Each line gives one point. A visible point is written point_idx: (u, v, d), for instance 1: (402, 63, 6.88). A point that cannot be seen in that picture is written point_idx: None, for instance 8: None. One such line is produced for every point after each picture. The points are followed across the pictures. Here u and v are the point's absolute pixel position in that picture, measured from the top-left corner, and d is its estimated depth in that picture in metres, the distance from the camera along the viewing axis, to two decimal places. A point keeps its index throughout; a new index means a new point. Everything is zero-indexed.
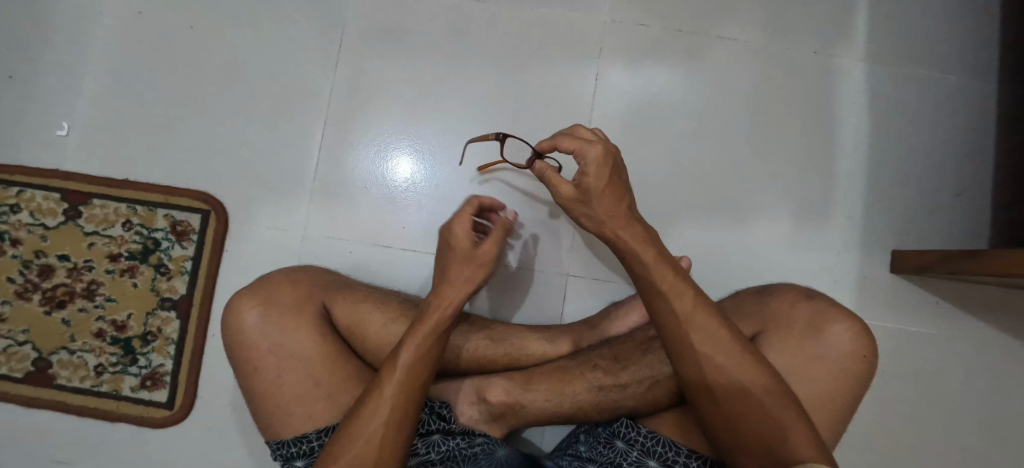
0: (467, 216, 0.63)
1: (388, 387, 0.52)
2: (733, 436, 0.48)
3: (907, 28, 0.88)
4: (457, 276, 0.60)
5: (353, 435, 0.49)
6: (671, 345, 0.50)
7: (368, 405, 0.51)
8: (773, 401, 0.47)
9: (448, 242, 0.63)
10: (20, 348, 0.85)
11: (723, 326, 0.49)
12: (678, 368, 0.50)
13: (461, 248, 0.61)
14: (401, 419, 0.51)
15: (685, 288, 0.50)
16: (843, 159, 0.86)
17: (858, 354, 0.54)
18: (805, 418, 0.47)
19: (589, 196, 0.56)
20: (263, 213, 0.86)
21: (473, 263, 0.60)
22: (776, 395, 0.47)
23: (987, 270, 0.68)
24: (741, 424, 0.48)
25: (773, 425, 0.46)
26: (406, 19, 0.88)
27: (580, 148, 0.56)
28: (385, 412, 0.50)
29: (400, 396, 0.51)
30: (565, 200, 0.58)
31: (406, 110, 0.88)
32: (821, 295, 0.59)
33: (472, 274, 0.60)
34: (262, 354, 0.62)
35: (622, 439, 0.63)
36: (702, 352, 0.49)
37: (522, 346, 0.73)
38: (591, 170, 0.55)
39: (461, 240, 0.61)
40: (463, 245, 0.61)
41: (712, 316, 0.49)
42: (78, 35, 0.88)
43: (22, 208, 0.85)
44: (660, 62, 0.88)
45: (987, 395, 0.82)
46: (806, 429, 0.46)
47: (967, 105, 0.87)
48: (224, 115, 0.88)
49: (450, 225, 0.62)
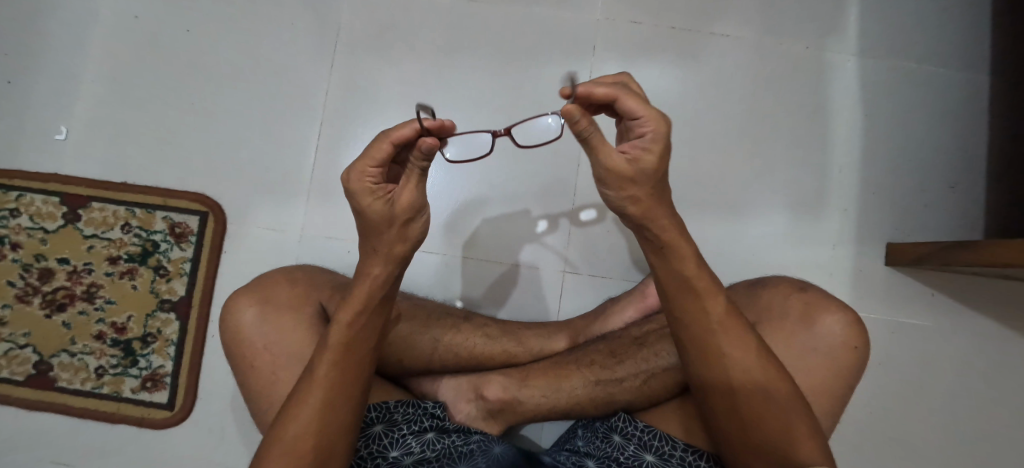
0: (365, 168, 0.46)
1: (317, 387, 0.50)
2: (742, 433, 0.48)
3: (899, 22, 0.89)
4: (370, 239, 0.50)
5: (282, 433, 0.48)
6: (693, 348, 0.48)
7: (296, 404, 0.49)
8: (788, 405, 0.47)
9: (351, 198, 0.48)
10: (21, 352, 0.85)
11: (748, 329, 0.48)
12: (699, 371, 0.49)
13: (371, 205, 0.47)
14: (337, 413, 0.50)
15: (715, 292, 0.47)
16: (837, 152, 0.87)
17: (848, 345, 0.54)
18: (810, 419, 0.47)
19: (644, 176, 0.42)
20: (261, 214, 0.87)
21: (395, 227, 0.48)
22: (791, 399, 0.47)
23: (982, 260, 0.68)
24: (759, 427, 0.47)
25: (780, 423, 0.46)
26: (401, 21, 0.89)
27: (651, 121, 0.42)
28: (319, 408, 0.49)
29: (335, 391, 0.50)
30: (611, 174, 0.42)
31: (400, 110, 0.88)
32: (814, 287, 0.59)
33: (398, 238, 0.49)
34: (256, 352, 0.62)
35: (620, 433, 0.61)
36: (730, 356, 0.47)
37: (519, 342, 0.74)
38: (656, 147, 0.42)
39: (371, 201, 0.47)
40: (378, 208, 0.47)
41: (738, 320, 0.47)
42: (77, 40, 0.89)
43: (22, 213, 0.86)
44: (653, 59, 0.88)
45: (984, 385, 0.82)
46: (811, 430, 0.46)
47: (959, 99, 0.88)
48: (222, 116, 0.89)
49: (347, 172, 0.46)
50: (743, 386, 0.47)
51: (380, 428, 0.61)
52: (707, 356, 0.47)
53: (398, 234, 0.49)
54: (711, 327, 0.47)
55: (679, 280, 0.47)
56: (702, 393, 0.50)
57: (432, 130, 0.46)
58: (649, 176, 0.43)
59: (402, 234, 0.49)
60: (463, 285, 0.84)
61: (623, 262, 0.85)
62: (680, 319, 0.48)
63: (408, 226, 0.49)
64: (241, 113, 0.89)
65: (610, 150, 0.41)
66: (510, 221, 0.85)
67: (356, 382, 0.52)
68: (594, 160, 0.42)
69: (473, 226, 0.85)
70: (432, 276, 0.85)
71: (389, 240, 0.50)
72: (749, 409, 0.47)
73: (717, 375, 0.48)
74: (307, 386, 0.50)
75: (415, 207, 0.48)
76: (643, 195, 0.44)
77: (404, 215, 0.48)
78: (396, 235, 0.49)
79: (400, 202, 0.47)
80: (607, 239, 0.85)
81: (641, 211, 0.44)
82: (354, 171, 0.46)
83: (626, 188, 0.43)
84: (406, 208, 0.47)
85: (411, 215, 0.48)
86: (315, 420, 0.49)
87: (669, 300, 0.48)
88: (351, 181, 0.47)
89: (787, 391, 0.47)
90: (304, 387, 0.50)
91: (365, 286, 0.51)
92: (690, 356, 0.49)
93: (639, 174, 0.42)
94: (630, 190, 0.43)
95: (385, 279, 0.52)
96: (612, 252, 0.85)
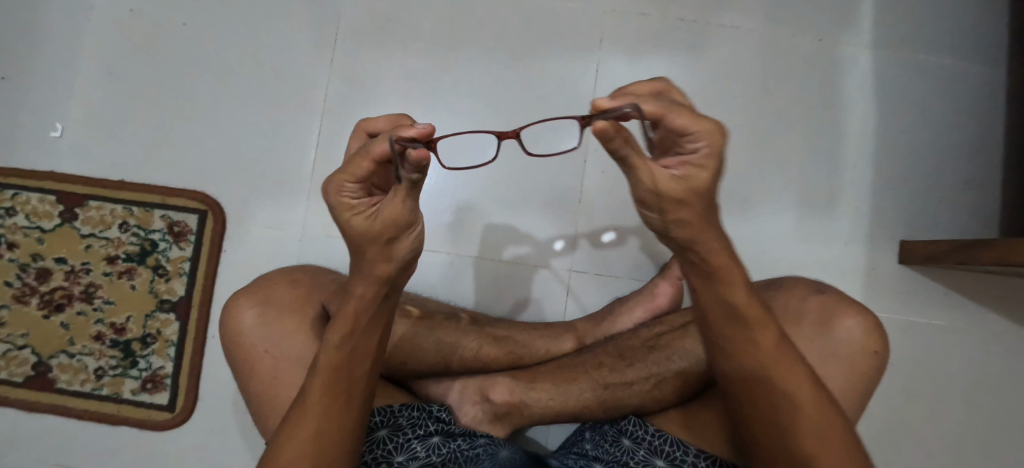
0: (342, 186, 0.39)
1: (312, 408, 0.48)
2: None
3: (914, 12, 0.86)
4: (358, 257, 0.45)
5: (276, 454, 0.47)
6: (739, 374, 0.42)
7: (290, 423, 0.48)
8: (844, 438, 0.41)
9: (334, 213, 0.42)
10: (19, 353, 0.84)
11: (796, 353, 0.42)
12: (744, 400, 0.43)
13: (354, 223, 0.41)
14: (330, 437, 0.48)
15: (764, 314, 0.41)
16: (850, 148, 0.85)
17: (868, 349, 0.53)
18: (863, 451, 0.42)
19: (697, 198, 0.34)
20: (261, 213, 0.85)
21: (378, 245, 0.42)
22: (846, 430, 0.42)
23: (999, 259, 0.66)
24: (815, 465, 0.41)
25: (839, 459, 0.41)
26: (402, 13, 0.87)
27: (706, 135, 0.32)
28: (313, 432, 0.47)
29: (329, 416, 0.48)
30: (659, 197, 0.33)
31: (404, 105, 0.86)
32: (832, 289, 0.58)
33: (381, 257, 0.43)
34: (258, 356, 0.61)
35: (629, 437, 0.60)
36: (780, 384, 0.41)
37: (526, 344, 0.72)
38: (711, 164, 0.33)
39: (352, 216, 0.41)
40: (359, 223, 0.41)
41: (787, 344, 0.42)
42: (72, 34, 0.87)
43: (18, 211, 0.84)
44: (661, 51, 0.86)
45: (998, 385, 0.80)
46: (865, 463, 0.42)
47: (975, 92, 0.85)
48: (221, 112, 0.87)
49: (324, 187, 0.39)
50: (796, 418, 0.41)
51: (384, 433, 0.60)
52: (756, 383, 0.42)
53: (381, 253, 0.43)
54: (756, 353, 0.41)
55: (725, 302, 0.40)
56: (745, 423, 0.44)
57: (416, 139, 0.38)
58: (701, 197, 0.34)
59: (388, 251, 0.43)
60: (468, 286, 0.83)
61: (631, 262, 0.83)
62: (722, 344, 0.42)
63: (397, 242, 0.42)
64: (240, 108, 0.87)
65: (650, 168, 0.32)
66: (515, 220, 0.84)
67: (350, 402, 0.49)
68: (631, 179, 0.33)
69: (478, 226, 0.84)
70: (437, 275, 0.83)
71: (373, 258, 0.44)
72: (803, 443, 0.41)
73: (761, 404, 0.42)
74: (302, 405, 0.48)
75: (402, 221, 0.40)
76: (693, 217, 0.35)
77: (386, 234, 0.41)
78: (380, 253, 0.43)
79: (382, 216, 0.40)
80: (615, 238, 0.83)
81: (689, 234, 0.36)
82: (331, 185, 0.39)
83: (675, 211, 0.34)
84: (390, 223, 0.40)
85: (397, 232, 0.41)
86: (308, 445, 0.47)
87: (711, 325, 0.42)
88: (330, 196, 0.40)
89: (840, 422, 0.42)
90: (299, 410, 0.48)
91: (352, 304, 0.47)
92: (734, 384, 0.43)
93: (694, 198, 0.34)
94: (676, 214, 0.35)
95: (371, 298, 0.47)
96: (620, 251, 0.83)
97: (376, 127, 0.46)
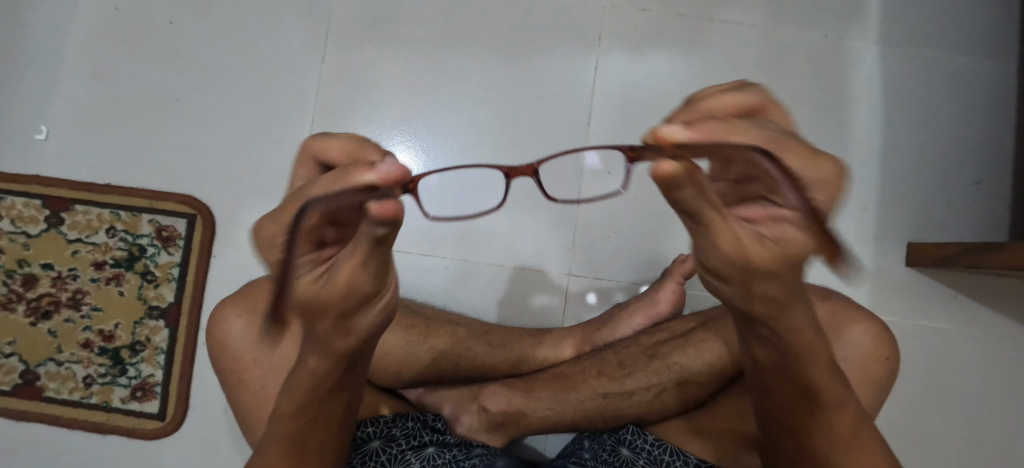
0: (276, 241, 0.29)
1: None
2: None
3: (922, 7, 0.84)
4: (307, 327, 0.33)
5: None
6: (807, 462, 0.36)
7: None
8: None
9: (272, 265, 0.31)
10: (6, 361, 0.82)
11: (874, 435, 0.36)
12: None
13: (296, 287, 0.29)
14: None
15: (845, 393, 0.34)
16: (857, 146, 0.82)
17: (880, 356, 0.51)
18: None
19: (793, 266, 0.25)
20: (252, 217, 0.83)
21: (329, 319, 0.31)
22: None
23: (1011, 263, 0.64)
24: None
25: None
26: (395, 10, 0.85)
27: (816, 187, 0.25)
28: None
29: None
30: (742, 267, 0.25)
31: (397, 105, 0.84)
32: (839, 295, 0.56)
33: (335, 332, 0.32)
34: (246, 365, 0.59)
35: (628, 446, 0.58)
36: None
37: (522, 351, 0.70)
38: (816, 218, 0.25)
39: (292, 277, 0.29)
40: (300, 290, 0.28)
41: (865, 426, 0.35)
42: (56, 33, 0.84)
43: (3, 216, 0.82)
44: (661, 48, 0.84)
45: (1007, 390, 0.78)
46: None
47: (984, 89, 0.83)
48: (210, 113, 0.85)
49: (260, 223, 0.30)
50: None
51: (377, 444, 0.58)
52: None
53: (335, 327, 0.31)
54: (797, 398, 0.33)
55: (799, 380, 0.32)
56: None
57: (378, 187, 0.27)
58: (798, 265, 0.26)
59: (346, 325, 0.32)
60: (463, 291, 0.81)
61: (631, 265, 0.81)
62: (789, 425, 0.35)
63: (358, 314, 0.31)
64: (229, 109, 0.85)
65: (731, 227, 0.24)
66: (512, 222, 0.82)
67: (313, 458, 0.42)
68: (706, 242, 0.25)
69: (474, 229, 0.82)
70: (432, 279, 0.81)
71: (325, 332, 0.32)
72: None
73: (806, 453, 0.36)
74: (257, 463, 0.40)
75: (353, 294, 0.28)
76: (780, 291, 0.27)
77: (339, 307, 0.30)
78: (334, 327, 0.32)
79: (332, 284, 0.28)
80: (614, 240, 0.81)
81: (769, 309, 0.28)
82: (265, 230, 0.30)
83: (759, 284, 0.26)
84: (342, 294, 0.28)
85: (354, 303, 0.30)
86: None
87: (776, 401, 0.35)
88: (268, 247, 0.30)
89: None
90: None
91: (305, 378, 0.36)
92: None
93: (786, 268, 0.25)
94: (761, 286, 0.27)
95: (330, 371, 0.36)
96: (619, 254, 0.81)
97: (330, 156, 0.34)
